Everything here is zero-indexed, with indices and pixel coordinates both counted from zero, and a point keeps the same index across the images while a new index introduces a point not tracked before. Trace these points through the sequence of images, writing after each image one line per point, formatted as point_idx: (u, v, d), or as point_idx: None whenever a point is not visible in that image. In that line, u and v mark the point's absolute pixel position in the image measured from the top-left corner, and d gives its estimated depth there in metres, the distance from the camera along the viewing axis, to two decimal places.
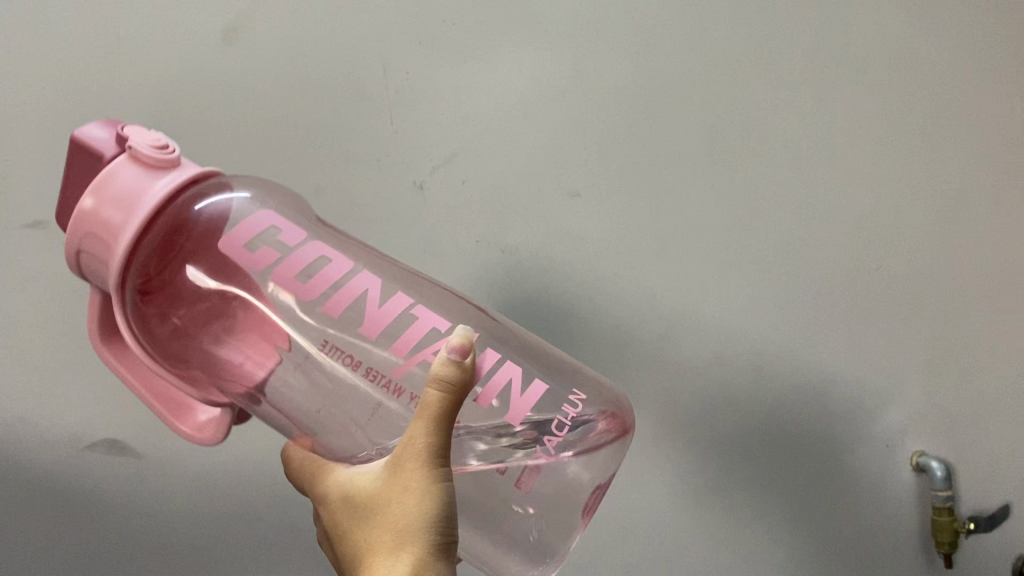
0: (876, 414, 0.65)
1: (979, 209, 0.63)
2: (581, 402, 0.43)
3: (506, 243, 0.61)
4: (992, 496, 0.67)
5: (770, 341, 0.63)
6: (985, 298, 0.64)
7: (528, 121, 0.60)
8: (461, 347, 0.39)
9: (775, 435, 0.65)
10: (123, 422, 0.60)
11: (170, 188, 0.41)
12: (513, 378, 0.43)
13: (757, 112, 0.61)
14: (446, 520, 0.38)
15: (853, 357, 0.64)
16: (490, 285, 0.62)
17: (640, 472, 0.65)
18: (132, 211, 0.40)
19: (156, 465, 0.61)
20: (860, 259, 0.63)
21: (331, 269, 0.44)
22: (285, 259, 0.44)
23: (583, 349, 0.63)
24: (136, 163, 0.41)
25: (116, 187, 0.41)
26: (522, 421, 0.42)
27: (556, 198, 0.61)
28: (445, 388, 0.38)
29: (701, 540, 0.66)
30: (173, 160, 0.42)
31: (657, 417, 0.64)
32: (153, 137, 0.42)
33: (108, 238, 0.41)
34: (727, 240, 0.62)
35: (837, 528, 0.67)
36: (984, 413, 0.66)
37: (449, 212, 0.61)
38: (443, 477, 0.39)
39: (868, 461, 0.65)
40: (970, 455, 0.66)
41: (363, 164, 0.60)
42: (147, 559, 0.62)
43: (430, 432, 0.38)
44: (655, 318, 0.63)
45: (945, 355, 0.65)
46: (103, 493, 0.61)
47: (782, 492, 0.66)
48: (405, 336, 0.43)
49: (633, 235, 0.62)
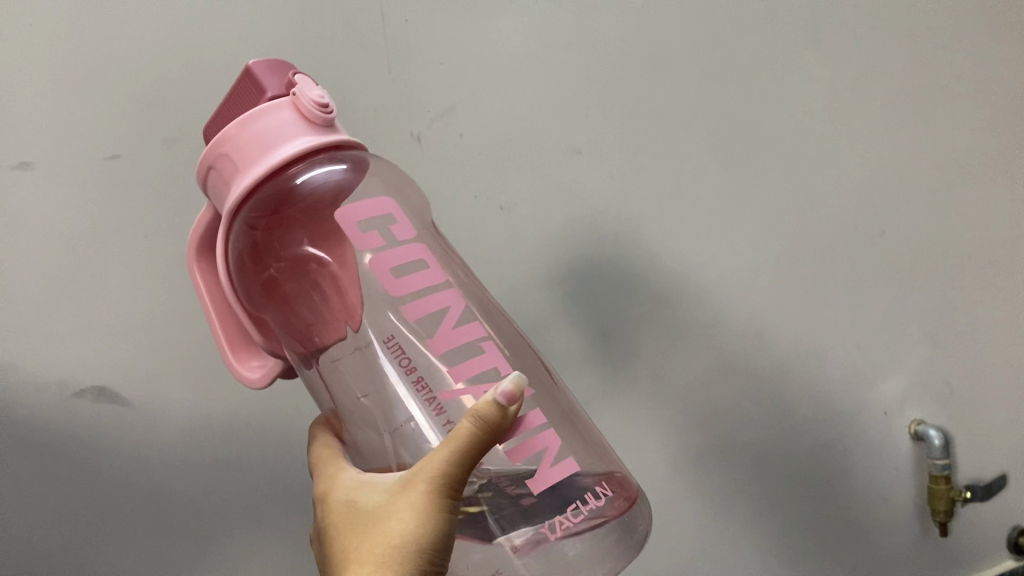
0: (875, 381, 0.67)
1: (976, 180, 0.66)
2: (606, 499, 0.38)
3: (505, 199, 0.58)
4: (962, 457, 0.70)
5: (773, 305, 0.64)
6: (971, 266, 0.67)
7: (531, 75, 0.57)
8: (512, 394, 0.36)
9: (774, 404, 0.65)
10: (68, 384, 0.52)
11: (305, 147, 0.38)
12: (552, 447, 0.39)
13: (766, 69, 0.60)
14: (433, 555, 0.35)
15: (854, 325, 0.66)
16: (493, 246, 0.59)
17: (637, 437, 0.64)
18: (268, 152, 0.38)
19: (129, 452, 0.54)
20: (863, 224, 0.64)
21: (427, 276, 0.41)
22: (390, 249, 0.40)
23: (585, 315, 0.62)
24: (293, 111, 0.39)
25: (262, 124, 0.39)
26: (542, 491, 0.38)
27: (557, 154, 0.59)
28: (480, 424, 0.35)
29: (691, 506, 0.66)
30: (328, 120, 0.40)
31: (655, 382, 0.63)
32: (320, 92, 0.40)
33: (237, 170, 0.39)
34: (731, 202, 0.62)
35: (835, 492, 0.69)
36: (965, 381, 0.69)
37: (448, 166, 0.57)
38: (442, 512, 0.35)
39: (866, 428, 0.68)
40: (952, 419, 0.69)
41: (356, 110, 0.54)
42: (114, 530, 0.55)
43: (452, 463, 0.35)
44: (654, 280, 0.62)
45: (941, 323, 0.68)
46: (50, 460, 0.53)
47: (780, 459, 0.67)
48: (467, 364, 0.40)
49: (635, 196, 0.60)
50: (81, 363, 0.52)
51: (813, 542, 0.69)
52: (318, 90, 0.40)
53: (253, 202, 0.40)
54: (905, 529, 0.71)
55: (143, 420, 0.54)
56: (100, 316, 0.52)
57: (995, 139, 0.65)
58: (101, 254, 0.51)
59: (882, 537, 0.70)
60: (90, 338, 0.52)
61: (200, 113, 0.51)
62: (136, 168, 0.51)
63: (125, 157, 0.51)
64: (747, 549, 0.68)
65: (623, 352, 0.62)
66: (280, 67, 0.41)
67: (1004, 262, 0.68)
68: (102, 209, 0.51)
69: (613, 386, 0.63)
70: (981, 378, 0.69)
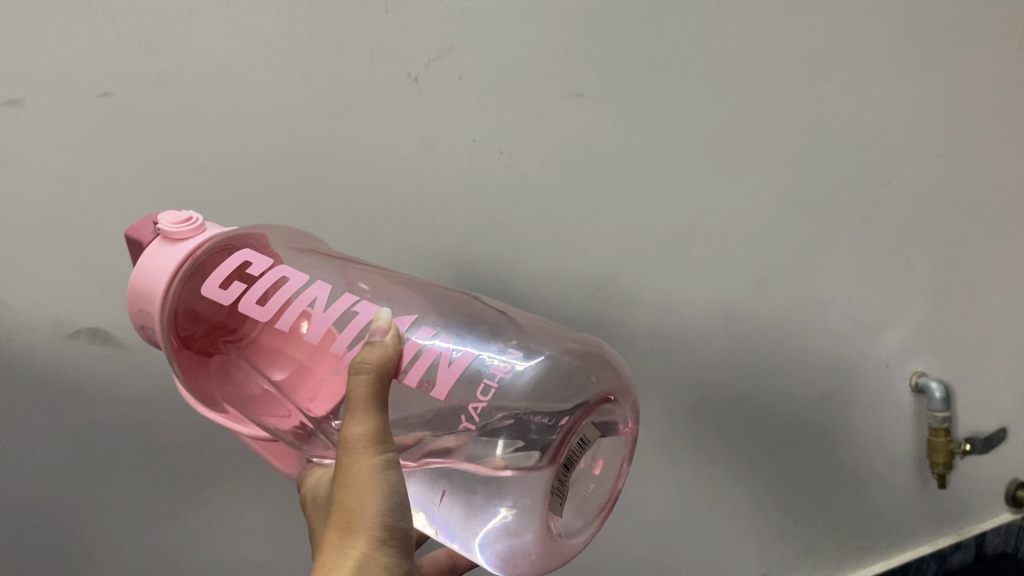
0: (878, 333, 0.71)
1: (981, 126, 0.67)
2: (515, 363, 0.39)
3: (505, 143, 0.54)
4: (956, 401, 0.78)
5: (778, 253, 0.65)
6: (971, 212, 0.70)
7: (532, 13, 0.52)
8: (382, 326, 0.39)
9: (777, 350, 0.68)
10: (75, 340, 0.51)
11: (179, 264, 0.39)
12: (443, 352, 0.40)
13: (777, 13, 0.57)
14: (389, 510, 0.37)
15: (857, 275, 0.68)
16: (497, 198, 0.56)
17: (647, 389, 0.65)
18: (153, 288, 0.40)
19: (130, 396, 0.53)
20: (873, 175, 0.65)
21: (287, 285, 0.42)
22: (255, 285, 0.41)
23: (600, 271, 0.61)
24: (163, 244, 0.40)
25: (143, 268, 0.40)
26: (448, 392, 0.39)
27: (557, 100, 0.55)
28: (367, 371, 0.37)
29: (695, 447, 0.69)
30: (197, 234, 0.41)
31: (664, 333, 0.64)
32: (180, 214, 0.41)
33: (145, 315, 0.41)
34: (739, 150, 0.60)
35: (820, 435, 0.74)
36: (961, 326, 0.74)
37: (443, 111, 0.52)
38: (386, 462, 0.37)
39: (867, 377, 0.73)
40: (944, 363, 0.75)
41: (345, 50, 0.49)
42: (135, 477, 0.56)
43: (365, 420, 0.37)
44: (660, 228, 0.61)
45: (943, 273, 0.72)
46: (67, 413, 0.53)
47: (784, 404, 0.71)
48: (349, 327, 0.40)
49: (642, 143, 0.58)
50: (85, 319, 0.51)
51: (810, 476, 0.75)
52: (178, 214, 0.41)
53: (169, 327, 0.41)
54: (899, 467, 0.78)
55: (142, 364, 0.53)
56: (100, 268, 0.50)
57: (1000, 99, 0.66)
58: (94, 199, 0.48)
59: (875, 473, 0.78)
60: (91, 294, 0.50)
61: (190, 52, 0.46)
62: (127, 107, 0.47)
63: (116, 95, 0.46)
64: (727, 483, 0.72)
65: (630, 304, 0.62)
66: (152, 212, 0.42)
67: (999, 204, 0.71)
68: (88, 156, 0.47)
69: (628, 339, 0.63)
70: (976, 319, 0.75)
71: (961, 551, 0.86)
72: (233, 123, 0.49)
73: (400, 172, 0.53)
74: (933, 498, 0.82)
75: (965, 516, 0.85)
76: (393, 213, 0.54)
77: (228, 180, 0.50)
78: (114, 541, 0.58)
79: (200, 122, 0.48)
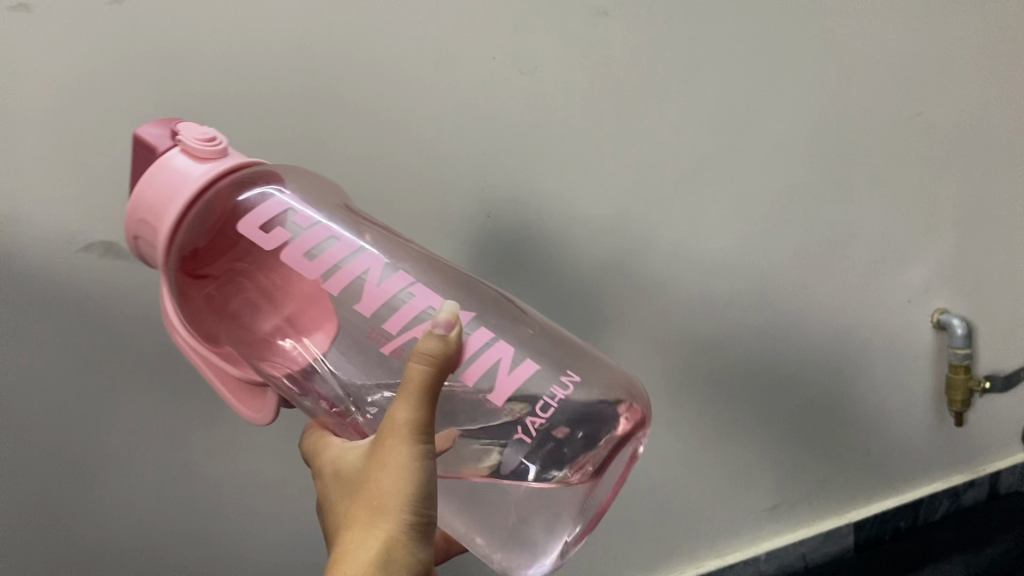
0: (900, 268, 0.70)
1: (1007, 52, 0.66)
2: (574, 385, 0.40)
3: (526, 62, 0.53)
4: (977, 339, 0.77)
5: (802, 184, 0.64)
6: (996, 143, 0.69)
7: None
8: (447, 321, 0.37)
9: (798, 285, 0.67)
10: (91, 256, 0.51)
11: (208, 178, 0.38)
12: (504, 357, 0.40)
13: None
14: (422, 496, 0.36)
15: (880, 207, 0.67)
16: (520, 120, 0.54)
17: (669, 320, 0.65)
18: (174, 199, 0.38)
19: (144, 314, 0.53)
20: (901, 104, 0.64)
21: (339, 250, 0.43)
22: (297, 238, 0.42)
23: (624, 200, 0.59)
24: (185, 157, 0.39)
25: (161, 178, 0.39)
26: (505, 402, 0.39)
27: (581, 18, 0.53)
28: (428, 362, 0.36)
29: (712, 381, 0.69)
30: (222, 153, 0.40)
31: (687, 265, 0.63)
32: (204, 129, 0.40)
33: (154, 225, 0.39)
34: (765, 76, 0.59)
35: (838, 371, 0.73)
36: (984, 261, 0.74)
37: (464, 27, 0.51)
38: (425, 453, 0.36)
39: (888, 313, 0.72)
40: (966, 300, 0.74)
41: None
42: (154, 395, 0.56)
43: (415, 410, 0.36)
44: (685, 155, 0.59)
45: (967, 207, 0.70)
46: (86, 331, 0.53)
47: (804, 340, 0.70)
48: (398, 315, 0.42)
49: (667, 66, 0.56)
50: (99, 236, 0.50)
51: (826, 412, 0.75)
52: (203, 129, 0.40)
53: (180, 244, 0.40)
54: (915, 406, 0.78)
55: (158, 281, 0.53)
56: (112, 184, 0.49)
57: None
58: (108, 114, 0.47)
59: (891, 411, 0.77)
60: (103, 211, 0.50)
61: None
62: (140, 16, 0.45)
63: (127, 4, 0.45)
64: (743, 419, 0.72)
65: (654, 235, 0.61)
66: (161, 123, 0.41)
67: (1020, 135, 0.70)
68: (98, 69, 0.46)
69: (651, 270, 0.62)
70: (997, 254, 0.74)
71: (975, 488, 0.86)
72: (246, 35, 0.47)
73: (420, 93, 0.52)
74: (948, 436, 0.82)
75: (977, 453, 0.85)
76: (411, 135, 0.53)
77: (241, 99, 0.49)
78: (131, 460, 0.58)
79: (214, 34, 0.47)
